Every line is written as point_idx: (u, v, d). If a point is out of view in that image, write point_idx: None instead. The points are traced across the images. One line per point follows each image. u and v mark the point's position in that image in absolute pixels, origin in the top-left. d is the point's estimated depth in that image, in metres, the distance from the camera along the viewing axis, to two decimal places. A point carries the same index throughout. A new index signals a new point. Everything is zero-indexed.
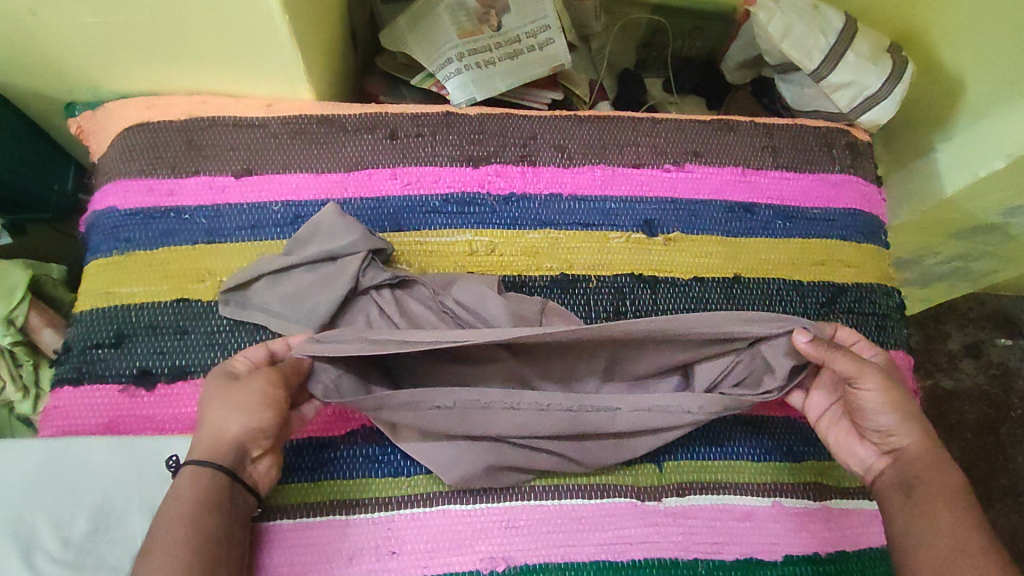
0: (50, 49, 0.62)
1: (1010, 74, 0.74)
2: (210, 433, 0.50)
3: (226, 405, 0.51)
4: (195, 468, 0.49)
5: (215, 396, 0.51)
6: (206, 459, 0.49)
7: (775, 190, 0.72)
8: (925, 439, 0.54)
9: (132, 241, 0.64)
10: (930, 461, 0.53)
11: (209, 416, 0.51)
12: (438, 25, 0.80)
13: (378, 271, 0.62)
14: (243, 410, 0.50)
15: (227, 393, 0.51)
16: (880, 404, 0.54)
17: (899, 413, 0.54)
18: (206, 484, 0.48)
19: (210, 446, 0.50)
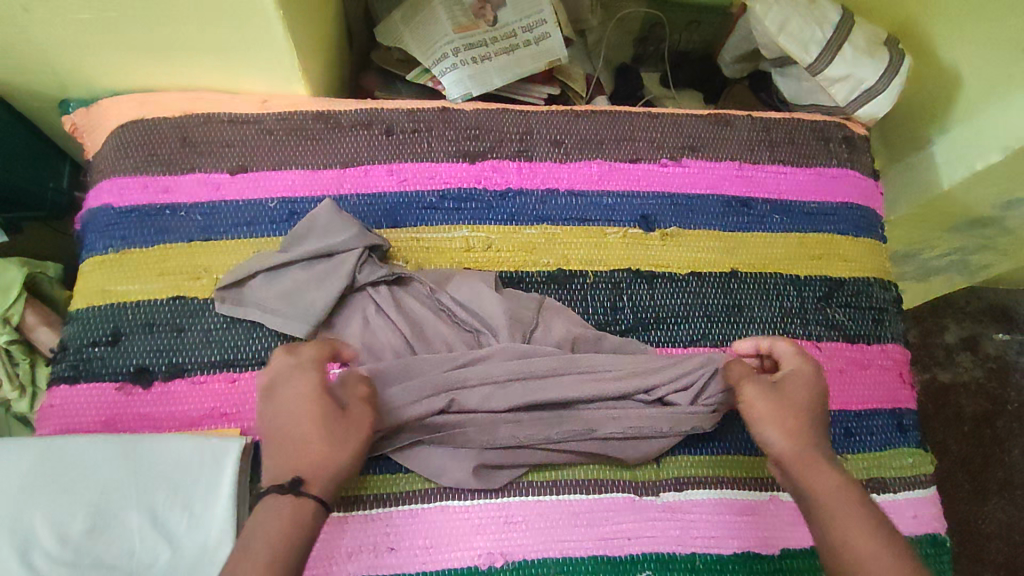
0: (43, 45, 0.61)
1: (1006, 67, 0.74)
2: (302, 452, 0.47)
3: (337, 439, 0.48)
4: (299, 485, 0.45)
5: (321, 427, 0.48)
6: (308, 478, 0.46)
7: (772, 184, 0.72)
8: (792, 439, 0.51)
9: (127, 239, 0.64)
10: (805, 460, 0.50)
11: (295, 429, 0.48)
12: (434, 19, 0.80)
13: (374, 268, 0.62)
14: (342, 429, 0.49)
15: (315, 405, 0.48)
16: (758, 410, 0.53)
17: (773, 417, 0.52)
18: (299, 501, 0.45)
19: (310, 464, 0.47)
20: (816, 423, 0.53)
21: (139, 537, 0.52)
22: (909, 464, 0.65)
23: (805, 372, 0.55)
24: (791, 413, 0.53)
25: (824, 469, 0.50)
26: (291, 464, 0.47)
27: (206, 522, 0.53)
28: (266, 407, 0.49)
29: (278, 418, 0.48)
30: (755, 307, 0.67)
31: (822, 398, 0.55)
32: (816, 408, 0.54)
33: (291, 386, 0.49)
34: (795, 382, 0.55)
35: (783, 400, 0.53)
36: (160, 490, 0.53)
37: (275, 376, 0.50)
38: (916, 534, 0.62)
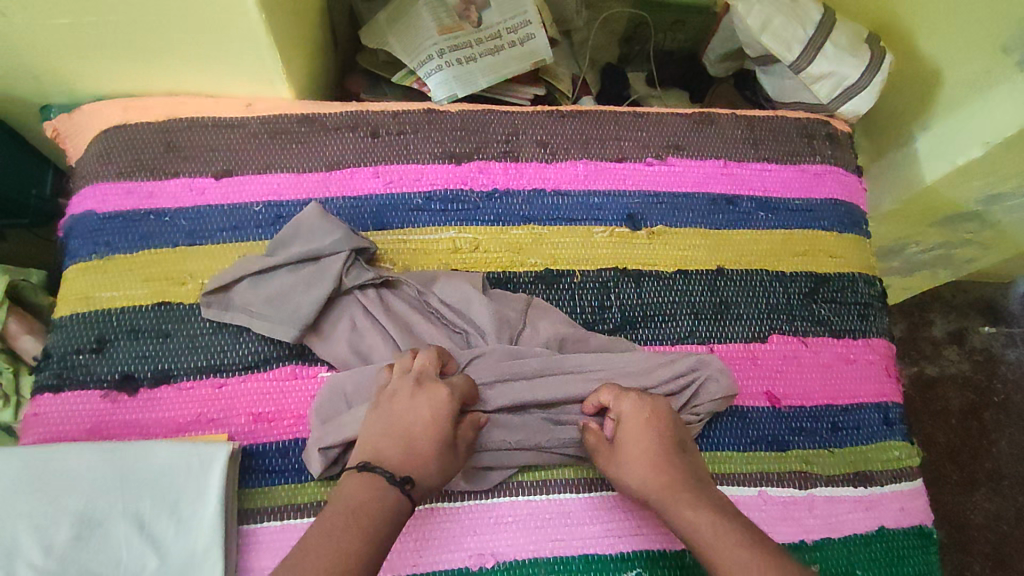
0: (21, 50, 0.61)
1: (986, 64, 0.74)
2: (417, 460, 0.50)
3: (441, 458, 0.51)
4: (406, 486, 0.49)
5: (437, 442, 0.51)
6: (414, 482, 0.49)
7: (757, 181, 0.72)
8: (651, 484, 0.53)
9: (111, 244, 0.63)
10: (671, 503, 0.52)
11: (419, 436, 0.51)
12: (419, 21, 0.80)
13: (362, 270, 0.62)
14: (448, 465, 0.52)
15: (441, 427, 0.52)
16: (619, 475, 0.55)
17: (629, 474, 0.54)
18: (399, 497, 0.48)
19: (420, 472, 0.50)
20: (667, 456, 0.55)
21: (126, 546, 0.52)
22: (897, 457, 0.66)
23: (629, 414, 0.56)
24: (640, 462, 0.54)
25: (686, 505, 0.52)
26: (402, 460, 0.50)
27: (192, 529, 0.52)
28: (408, 400, 0.52)
29: (416, 415, 0.52)
30: (742, 303, 0.68)
31: (665, 428, 0.56)
32: (663, 445, 0.55)
33: (436, 396, 0.53)
34: (632, 427, 0.56)
35: (627, 456, 0.55)
36: (147, 498, 0.53)
37: (425, 378, 0.54)
38: (904, 526, 0.63)
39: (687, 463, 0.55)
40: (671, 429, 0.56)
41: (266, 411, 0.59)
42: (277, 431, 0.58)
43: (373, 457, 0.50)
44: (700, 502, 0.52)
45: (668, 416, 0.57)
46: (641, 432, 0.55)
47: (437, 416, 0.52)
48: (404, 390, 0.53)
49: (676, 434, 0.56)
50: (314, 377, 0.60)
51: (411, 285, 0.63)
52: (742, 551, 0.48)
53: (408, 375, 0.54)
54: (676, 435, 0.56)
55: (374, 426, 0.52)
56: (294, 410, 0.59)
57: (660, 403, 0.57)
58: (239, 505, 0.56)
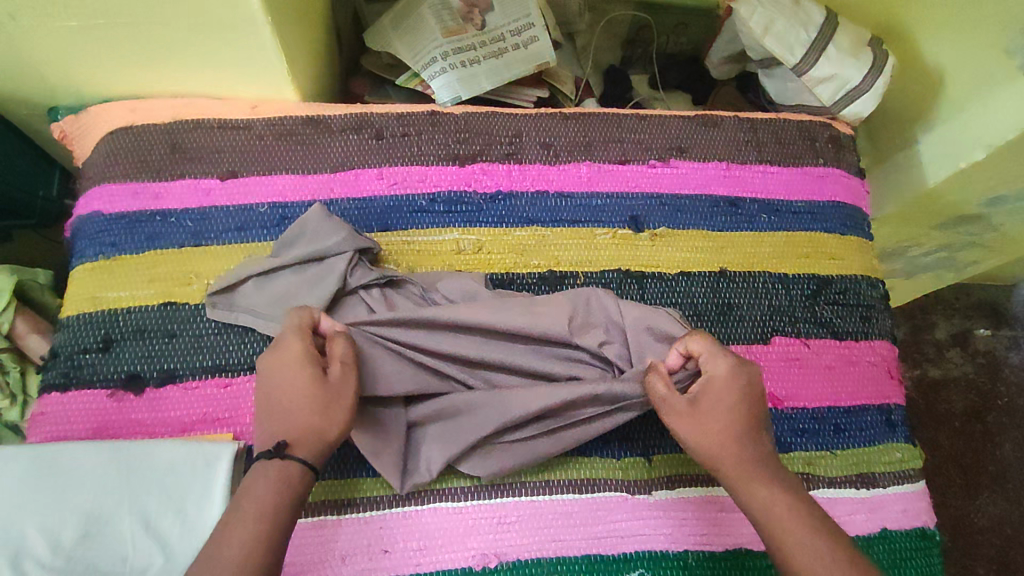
0: (30, 52, 0.61)
1: (989, 66, 0.75)
2: (284, 422, 0.49)
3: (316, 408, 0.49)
4: (282, 451, 0.47)
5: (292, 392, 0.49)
6: (290, 444, 0.47)
7: (759, 183, 0.73)
8: (728, 447, 0.51)
9: (117, 245, 0.64)
10: (743, 473, 0.50)
11: (282, 397, 0.50)
12: (423, 23, 0.81)
13: (366, 271, 0.62)
14: (335, 403, 0.50)
15: (303, 376, 0.50)
16: (690, 432, 0.52)
17: (706, 432, 0.51)
18: (284, 466, 0.47)
19: (291, 431, 0.48)
20: (750, 431, 0.52)
21: (132, 544, 0.52)
22: (900, 459, 0.66)
23: (721, 374, 0.52)
24: (718, 430, 0.51)
25: (759, 484, 0.50)
26: (276, 428, 0.49)
27: (197, 527, 0.53)
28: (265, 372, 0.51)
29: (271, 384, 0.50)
30: (744, 305, 0.68)
31: (752, 400, 0.52)
32: (747, 419, 0.52)
33: (282, 353, 0.51)
34: (719, 394, 0.52)
35: (710, 416, 0.52)
36: (153, 496, 0.53)
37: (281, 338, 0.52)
38: (906, 528, 0.63)
39: (763, 441, 0.52)
40: (756, 404, 0.53)
41: None
42: None
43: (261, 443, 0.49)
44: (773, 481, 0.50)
45: (756, 390, 0.53)
46: (729, 397, 0.52)
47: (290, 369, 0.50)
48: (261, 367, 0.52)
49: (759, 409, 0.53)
50: None
51: (415, 283, 0.63)
52: (811, 534, 0.47)
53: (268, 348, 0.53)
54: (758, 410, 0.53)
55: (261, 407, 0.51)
56: None
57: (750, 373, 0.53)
58: None
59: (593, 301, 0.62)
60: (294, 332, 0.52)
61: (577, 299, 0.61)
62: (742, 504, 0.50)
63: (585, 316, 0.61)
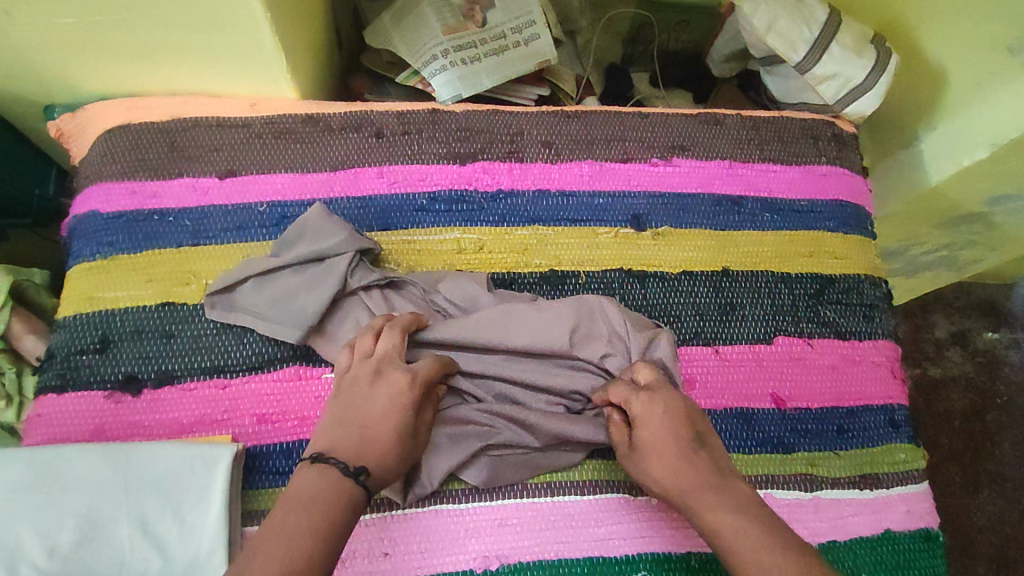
0: (25, 49, 0.60)
1: (992, 64, 0.74)
2: (374, 453, 0.48)
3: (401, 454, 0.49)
4: (361, 477, 0.46)
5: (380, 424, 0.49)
6: (371, 473, 0.47)
7: (762, 182, 0.72)
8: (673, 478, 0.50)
9: (114, 245, 0.63)
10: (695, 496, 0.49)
11: (378, 423, 0.49)
12: (423, 21, 0.80)
13: (366, 272, 0.62)
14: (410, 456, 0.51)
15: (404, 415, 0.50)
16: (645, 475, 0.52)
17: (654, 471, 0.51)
18: (355, 488, 0.46)
19: (375, 463, 0.48)
20: (686, 454, 0.51)
21: (129, 548, 0.51)
22: (903, 459, 0.66)
23: (644, 413, 0.53)
24: (657, 462, 0.51)
25: (707, 508, 0.48)
26: (357, 451, 0.48)
27: (196, 531, 0.52)
28: (366, 390, 0.51)
29: (375, 404, 0.50)
30: (747, 305, 0.67)
31: (678, 425, 0.52)
32: (679, 442, 0.51)
33: (394, 383, 0.51)
34: (647, 429, 0.52)
35: (648, 455, 0.52)
36: (151, 499, 0.53)
37: (385, 365, 0.52)
38: (910, 529, 0.63)
39: (704, 456, 0.51)
40: (687, 424, 0.52)
41: (268, 412, 0.58)
42: (280, 432, 0.58)
43: (328, 450, 0.48)
44: (725, 498, 0.48)
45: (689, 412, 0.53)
46: (658, 428, 0.52)
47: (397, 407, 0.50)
48: (362, 379, 0.51)
49: (694, 431, 0.52)
50: (318, 378, 0.60)
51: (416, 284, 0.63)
52: (770, 546, 0.45)
53: (368, 360, 0.53)
54: (692, 429, 0.52)
55: (333, 422, 0.50)
56: (297, 411, 0.58)
57: (674, 399, 0.53)
58: (242, 506, 0.56)
59: (592, 308, 0.61)
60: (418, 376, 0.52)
61: (583, 309, 0.61)
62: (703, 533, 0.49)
63: (589, 327, 0.61)
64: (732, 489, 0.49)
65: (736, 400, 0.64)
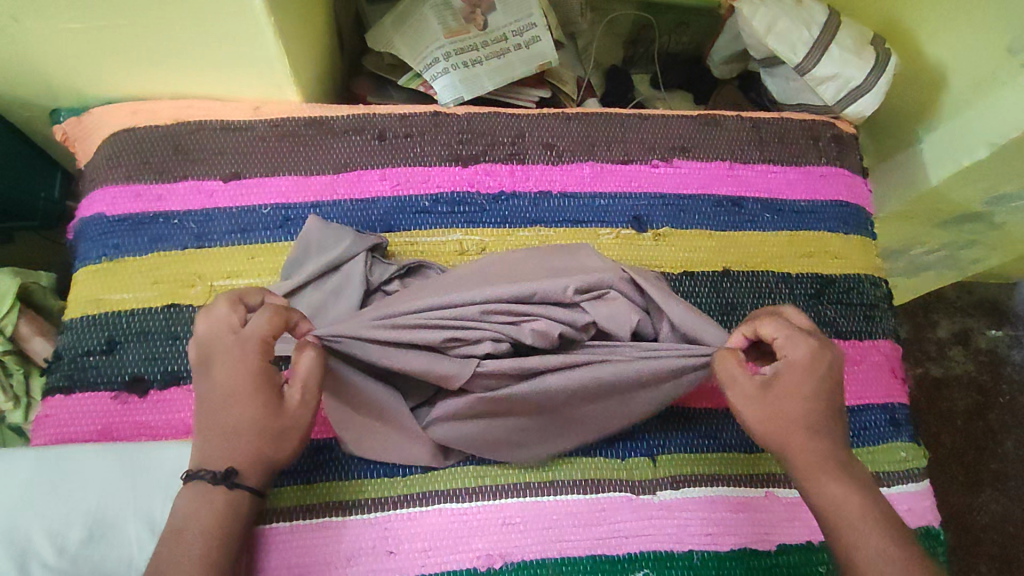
0: (32, 53, 0.61)
1: (992, 65, 0.74)
2: (232, 449, 0.47)
3: (263, 440, 0.47)
4: (229, 479, 0.46)
5: (219, 417, 0.47)
6: (240, 472, 0.47)
7: (763, 183, 0.73)
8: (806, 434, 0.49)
9: (120, 247, 0.64)
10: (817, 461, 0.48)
11: (226, 410, 0.47)
12: (426, 24, 0.81)
13: (384, 267, 0.63)
14: (280, 424, 0.48)
15: (251, 393, 0.47)
16: (762, 412, 0.50)
17: (782, 416, 0.49)
18: None
19: (241, 459, 0.47)
20: (825, 420, 0.49)
21: (137, 545, 0.51)
22: (904, 458, 0.66)
23: (796, 360, 0.50)
24: (796, 414, 0.49)
25: (829, 476, 0.48)
26: (224, 452, 0.47)
27: None
28: (208, 381, 0.48)
29: (218, 397, 0.48)
30: (748, 305, 0.68)
31: (829, 389, 0.50)
32: (825, 408, 0.49)
33: (230, 367, 0.48)
34: (800, 381, 0.49)
35: (781, 400, 0.49)
36: (158, 498, 0.53)
37: (212, 354, 0.48)
38: (911, 527, 0.63)
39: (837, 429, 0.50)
40: (837, 392, 0.51)
41: None
42: None
43: (200, 459, 0.47)
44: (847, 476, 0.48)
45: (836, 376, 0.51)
46: (808, 384, 0.49)
47: (233, 400, 0.47)
48: (201, 370, 0.49)
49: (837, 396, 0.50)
50: None
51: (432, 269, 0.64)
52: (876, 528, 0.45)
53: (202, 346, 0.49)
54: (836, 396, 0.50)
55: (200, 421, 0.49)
56: None
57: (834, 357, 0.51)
58: None
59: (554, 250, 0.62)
60: (245, 356, 0.48)
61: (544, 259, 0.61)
62: (805, 493, 0.49)
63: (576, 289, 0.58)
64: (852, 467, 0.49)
65: None
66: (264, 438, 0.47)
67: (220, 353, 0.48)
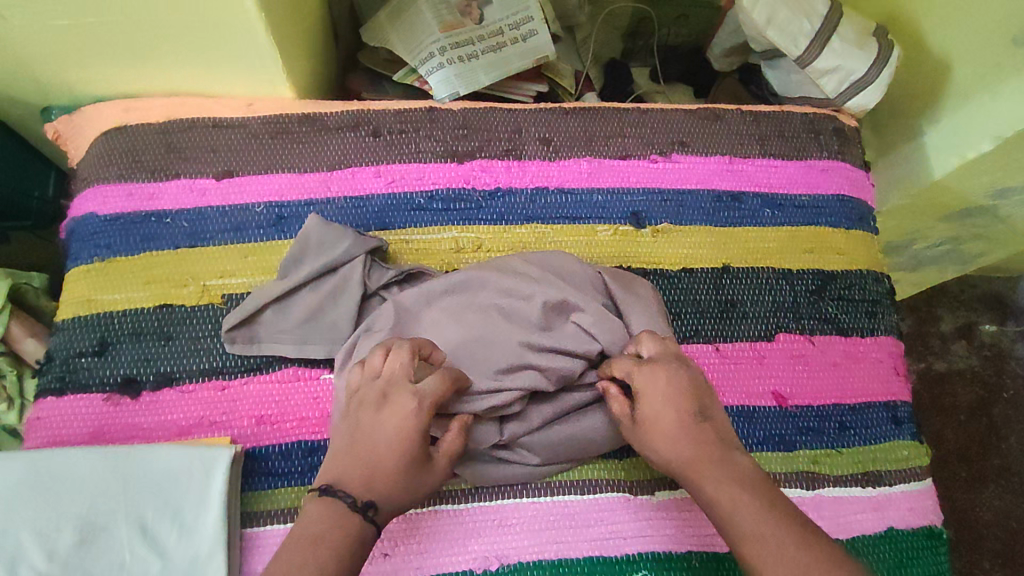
0: (19, 50, 0.60)
1: (998, 56, 0.73)
2: (378, 485, 0.48)
3: (409, 484, 0.48)
4: (369, 513, 0.47)
5: (375, 457, 0.48)
6: (378, 509, 0.47)
7: (764, 178, 0.71)
8: (683, 445, 0.50)
9: (112, 247, 0.63)
10: (702, 470, 0.49)
11: (384, 449, 0.48)
12: (421, 18, 0.79)
13: (382, 272, 0.62)
14: (422, 479, 0.49)
15: (411, 443, 0.48)
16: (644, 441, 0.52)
17: (657, 440, 0.51)
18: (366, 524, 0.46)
19: (383, 497, 0.47)
20: (693, 428, 0.51)
21: (128, 550, 0.51)
22: (905, 457, 0.65)
23: (648, 385, 0.52)
24: (662, 436, 0.51)
25: (711, 482, 0.49)
26: (366, 485, 0.47)
27: (195, 532, 0.52)
28: (371, 417, 0.49)
29: (379, 435, 0.49)
30: (748, 302, 0.67)
31: (685, 400, 0.52)
32: (683, 417, 0.51)
33: (401, 409, 0.49)
34: (653, 400, 0.52)
35: (651, 428, 0.52)
36: (149, 502, 0.53)
37: (388, 389, 0.50)
38: (914, 527, 0.62)
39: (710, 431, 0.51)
40: (692, 399, 0.52)
41: (268, 414, 0.58)
42: (281, 434, 0.58)
43: (333, 481, 0.48)
44: (732, 477, 0.49)
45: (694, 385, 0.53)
46: (662, 400, 0.52)
47: (392, 437, 0.48)
48: (367, 403, 0.50)
49: (699, 403, 0.52)
50: (318, 379, 0.60)
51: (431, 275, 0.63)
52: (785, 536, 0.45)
53: (376, 379, 0.50)
54: (698, 403, 0.52)
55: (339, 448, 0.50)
56: (297, 412, 0.58)
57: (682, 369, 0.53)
58: (242, 508, 0.56)
59: (570, 266, 0.61)
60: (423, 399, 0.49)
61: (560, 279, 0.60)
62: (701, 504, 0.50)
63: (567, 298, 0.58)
64: (735, 466, 0.50)
65: (737, 398, 0.63)
66: (411, 480, 0.48)
67: (393, 391, 0.50)
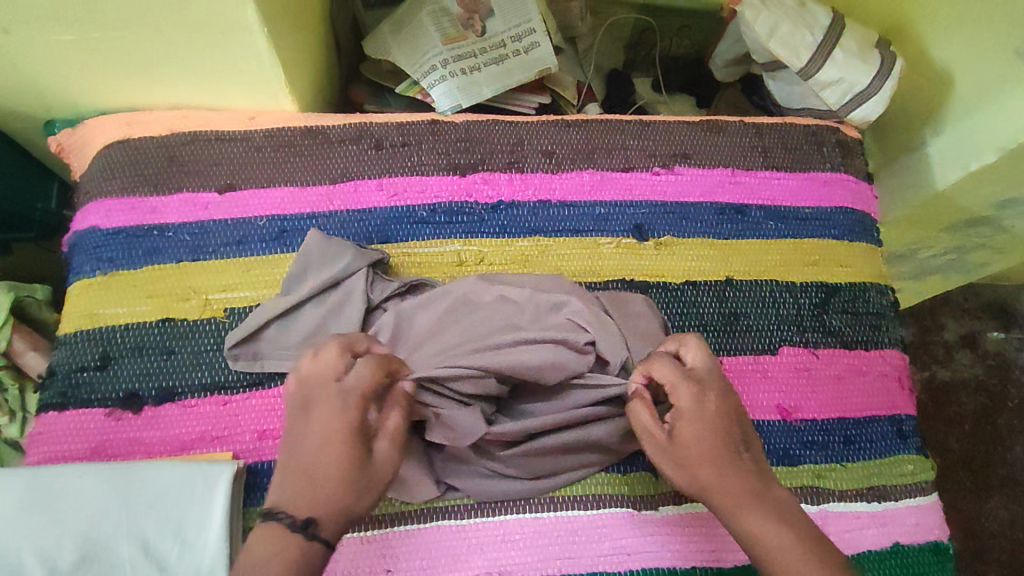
0: (23, 64, 0.60)
1: (1000, 67, 0.73)
2: (313, 497, 0.43)
3: (353, 489, 0.44)
4: (309, 529, 0.42)
5: (305, 463, 0.44)
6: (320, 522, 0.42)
7: (766, 190, 0.71)
8: (720, 472, 0.48)
9: (114, 260, 0.63)
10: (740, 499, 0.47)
11: (317, 452, 0.44)
12: (423, 30, 0.80)
13: (385, 285, 0.62)
14: (372, 479, 0.45)
15: (344, 441, 0.45)
16: (674, 461, 0.49)
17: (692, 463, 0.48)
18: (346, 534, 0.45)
19: (325, 508, 0.43)
20: (731, 456, 0.49)
21: (128, 568, 0.51)
22: (910, 471, 0.65)
23: (686, 407, 0.49)
24: (700, 459, 0.48)
25: (747, 513, 0.47)
26: (308, 498, 0.43)
27: (196, 549, 0.52)
28: (302, 421, 0.46)
29: (307, 441, 0.45)
30: (752, 315, 0.67)
31: (725, 425, 0.50)
32: (723, 442, 0.49)
33: (327, 409, 0.45)
34: (693, 422, 0.49)
35: (684, 449, 0.49)
36: (149, 519, 0.52)
37: (310, 396, 0.46)
38: (919, 542, 0.62)
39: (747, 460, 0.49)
40: (731, 427, 0.50)
41: (269, 428, 0.58)
42: None
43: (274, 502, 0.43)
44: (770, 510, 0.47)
45: (732, 411, 0.51)
46: (702, 423, 0.49)
47: (323, 444, 0.44)
48: (294, 410, 0.46)
49: (739, 431, 0.50)
50: None
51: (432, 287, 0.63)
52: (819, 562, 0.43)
53: (300, 385, 0.47)
54: (737, 432, 0.50)
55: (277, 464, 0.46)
56: None
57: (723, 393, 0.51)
58: (243, 524, 0.55)
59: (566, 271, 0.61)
60: (348, 395, 0.46)
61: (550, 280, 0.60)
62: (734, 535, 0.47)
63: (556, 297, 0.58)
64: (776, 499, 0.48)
65: None
66: (356, 486, 0.44)
67: (318, 393, 0.46)
